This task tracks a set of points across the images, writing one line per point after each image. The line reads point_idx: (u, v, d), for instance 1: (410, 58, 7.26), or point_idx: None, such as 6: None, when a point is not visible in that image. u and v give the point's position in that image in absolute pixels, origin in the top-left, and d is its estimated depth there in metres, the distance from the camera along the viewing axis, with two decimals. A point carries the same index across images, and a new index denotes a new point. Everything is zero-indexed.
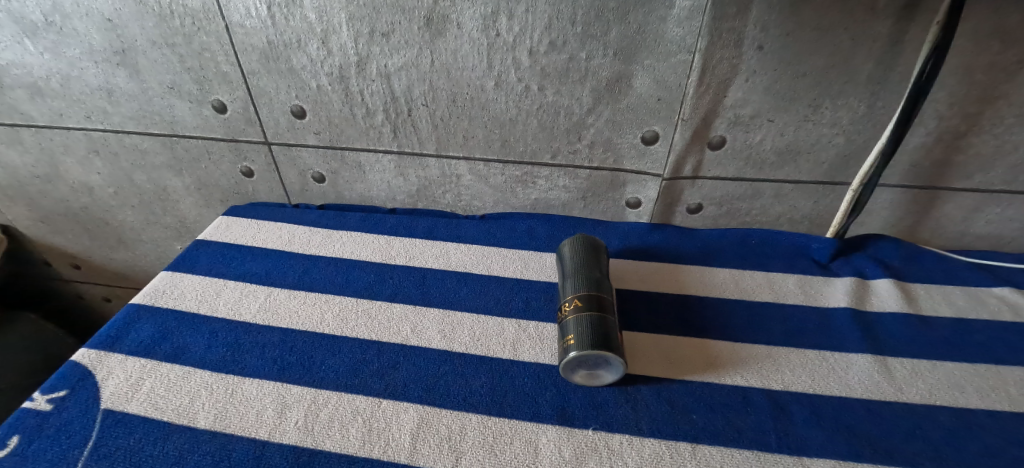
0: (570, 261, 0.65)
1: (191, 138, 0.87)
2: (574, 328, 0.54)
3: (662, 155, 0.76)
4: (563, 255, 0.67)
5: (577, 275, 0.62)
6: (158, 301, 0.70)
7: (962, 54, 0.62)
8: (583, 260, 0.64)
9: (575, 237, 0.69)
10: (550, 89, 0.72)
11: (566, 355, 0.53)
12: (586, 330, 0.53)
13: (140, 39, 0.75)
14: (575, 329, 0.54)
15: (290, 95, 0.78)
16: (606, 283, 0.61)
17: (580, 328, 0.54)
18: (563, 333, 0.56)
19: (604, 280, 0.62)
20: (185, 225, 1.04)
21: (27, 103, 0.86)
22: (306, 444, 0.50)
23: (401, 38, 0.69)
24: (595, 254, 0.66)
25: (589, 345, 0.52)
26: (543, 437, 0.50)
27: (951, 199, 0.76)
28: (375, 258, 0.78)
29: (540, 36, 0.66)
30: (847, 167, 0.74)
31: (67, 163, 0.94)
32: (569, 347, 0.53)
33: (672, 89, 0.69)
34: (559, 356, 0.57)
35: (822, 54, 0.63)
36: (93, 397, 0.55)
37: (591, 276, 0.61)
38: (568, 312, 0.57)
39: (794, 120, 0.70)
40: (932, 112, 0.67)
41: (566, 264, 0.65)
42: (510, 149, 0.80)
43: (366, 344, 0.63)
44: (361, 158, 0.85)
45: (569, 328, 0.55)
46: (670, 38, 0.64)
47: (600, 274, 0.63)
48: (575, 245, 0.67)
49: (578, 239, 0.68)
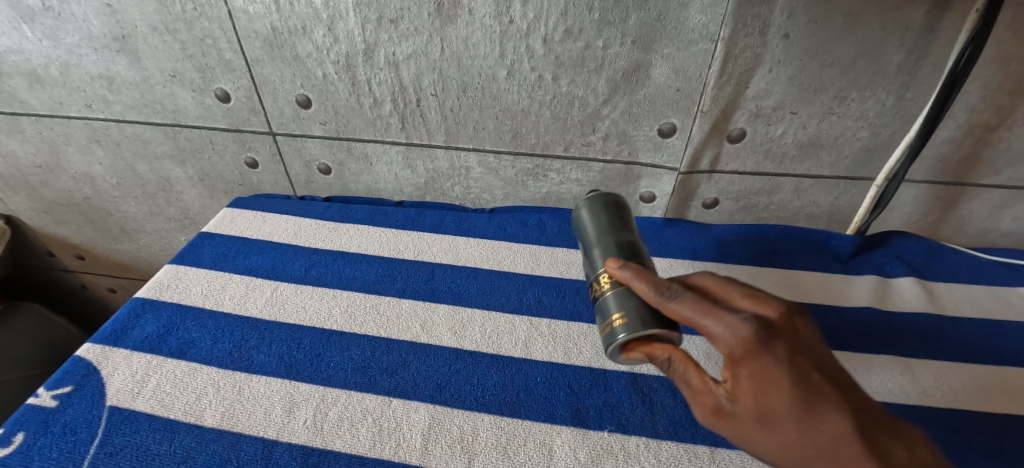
0: (593, 227, 0.55)
1: (193, 128, 0.85)
2: (621, 304, 0.44)
3: (679, 149, 0.74)
4: (583, 220, 0.57)
5: (607, 241, 0.52)
6: (163, 295, 0.69)
7: (999, 44, 0.59)
8: (610, 223, 0.55)
9: (590, 194, 0.60)
10: (564, 79, 0.69)
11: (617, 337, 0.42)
12: (640, 304, 0.43)
13: (140, 25, 0.72)
14: (625, 304, 0.43)
15: (295, 84, 0.76)
16: (642, 246, 0.52)
17: (630, 302, 0.43)
18: (602, 313, 0.46)
19: (638, 243, 0.53)
20: (189, 216, 1.02)
21: (27, 91, 0.84)
22: (315, 443, 0.49)
23: (411, 24, 0.66)
24: (621, 214, 0.57)
25: (646, 322, 0.41)
26: (557, 440, 0.49)
27: (977, 195, 0.74)
28: (383, 253, 0.76)
29: (555, 23, 0.63)
30: (870, 161, 0.72)
31: (68, 153, 0.93)
32: (620, 325, 0.42)
33: (692, 79, 0.66)
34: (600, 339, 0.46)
35: (850, 43, 0.60)
36: (98, 393, 0.55)
37: (625, 241, 0.52)
38: (608, 287, 0.46)
39: (818, 112, 0.67)
40: (963, 105, 0.65)
41: (587, 230, 0.56)
42: (522, 141, 0.78)
43: (375, 341, 0.62)
44: (368, 149, 0.83)
45: (612, 306, 0.44)
46: (691, 26, 0.61)
47: (633, 237, 0.54)
48: (592, 206, 0.57)
49: (595, 198, 0.58)
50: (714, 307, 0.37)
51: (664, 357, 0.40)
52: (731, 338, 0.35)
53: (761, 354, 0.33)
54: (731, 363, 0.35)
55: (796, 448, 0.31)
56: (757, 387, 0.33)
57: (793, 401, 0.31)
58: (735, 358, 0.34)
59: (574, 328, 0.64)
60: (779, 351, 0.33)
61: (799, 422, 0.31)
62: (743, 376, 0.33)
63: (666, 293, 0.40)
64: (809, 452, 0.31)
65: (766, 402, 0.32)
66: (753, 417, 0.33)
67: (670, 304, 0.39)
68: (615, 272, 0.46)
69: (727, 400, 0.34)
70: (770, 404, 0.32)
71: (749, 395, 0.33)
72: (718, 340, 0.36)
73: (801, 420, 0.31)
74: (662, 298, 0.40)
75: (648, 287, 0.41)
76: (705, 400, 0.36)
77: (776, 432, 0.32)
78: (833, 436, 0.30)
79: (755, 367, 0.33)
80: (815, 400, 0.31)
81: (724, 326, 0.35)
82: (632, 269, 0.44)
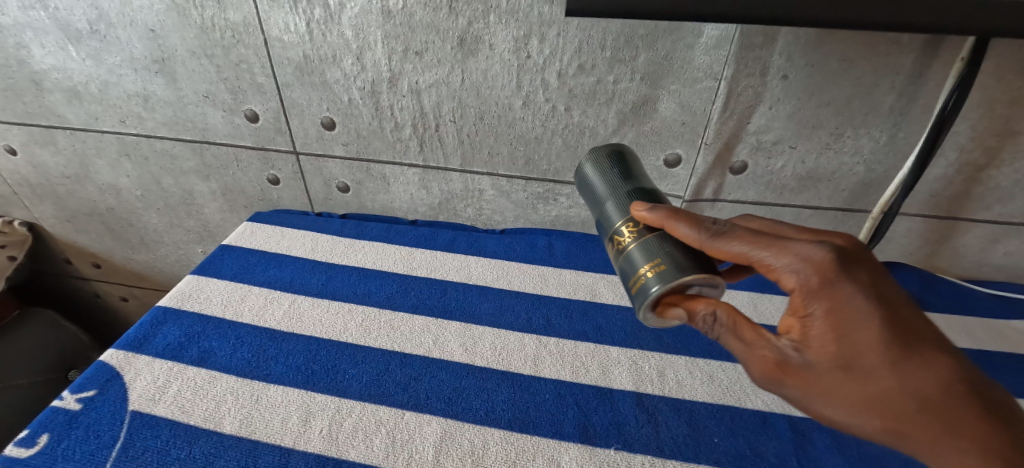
0: (602, 182, 0.51)
1: (221, 145, 0.89)
2: (649, 254, 0.41)
3: (684, 178, 0.77)
4: (590, 174, 0.53)
5: (620, 194, 0.48)
6: (185, 304, 0.71)
7: (984, 89, 0.63)
8: (619, 174, 0.51)
9: (594, 150, 0.56)
10: (576, 110, 0.73)
11: (651, 288, 0.39)
12: (672, 249, 0.40)
13: (180, 49, 0.77)
14: (659, 253, 0.40)
15: (321, 107, 0.80)
16: (658, 193, 0.49)
17: (659, 250, 0.41)
18: (628, 268, 0.43)
19: (652, 189, 0.49)
20: (208, 229, 1.05)
21: (65, 106, 0.88)
22: (331, 452, 0.50)
23: (434, 56, 0.71)
24: (628, 164, 0.53)
25: (681, 268, 0.39)
26: (566, 456, 0.51)
27: (969, 229, 0.77)
28: (396, 269, 0.79)
29: (570, 59, 0.68)
30: (866, 195, 0.75)
31: (97, 165, 0.97)
32: (651, 277, 0.40)
33: (697, 114, 0.70)
34: (629, 294, 0.43)
35: (845, 85, 0.64)
36: (121, 397, 0.56)
37: (638, 190, 0.48)
38: (631, 239, 0.43)
39: (816, 148, 0.71)
40: (953, 144, 0.68)
41: (597, 187, 0.51)
42: (534, 167, 0.81)
43: (390, 354, 0.64)
44: (386, 170, 0.87)
45: (638, 259, 0.42)
46: (696, 65, 0.66)
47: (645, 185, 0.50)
48: (597, 162, 0.53)
49: (599, 151, 0.54)
50: (777, 240, 0.36)
51: (706, 312, 0.38)
52: (806, 270, 0.34)
53: (843, 291, 0.33)
54: (807, 306, 0.34)
55: (889, 393, 0.32)
56: (841, 331, 0.33)
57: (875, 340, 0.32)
58: (811, 293, 0.34)
59: (581, 347, 0.66)
60: (855, 285, 0.34)
61: (893, 368, 0.32)
62: (819, 315, 0.34)
63: (713, 232, 0.38)
64: (906, 400, 0.32)
65: (857, 347, 0.33)
66: (834, 361, 0.33)
67: (720, 242, 0.37)
68: (642, 218, 0.43)
69: (795, 351, 0.35)
70: (852, 343, 0.33)
71: (836, 341, 0.33)
72: (787, 276, 0.35)
73: (889, 361, 0.32)
74: (709, 237, 0.38)
75: (690, 228, 0.38)
76: (767, 354, 0.36)
77: (867, 381, 0.32)
78: (922, 377, 0.32)
79: (834, 303, 0.33)
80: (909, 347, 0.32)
81: (796, 262, 0.34)
82: (664, 211, 0.41)
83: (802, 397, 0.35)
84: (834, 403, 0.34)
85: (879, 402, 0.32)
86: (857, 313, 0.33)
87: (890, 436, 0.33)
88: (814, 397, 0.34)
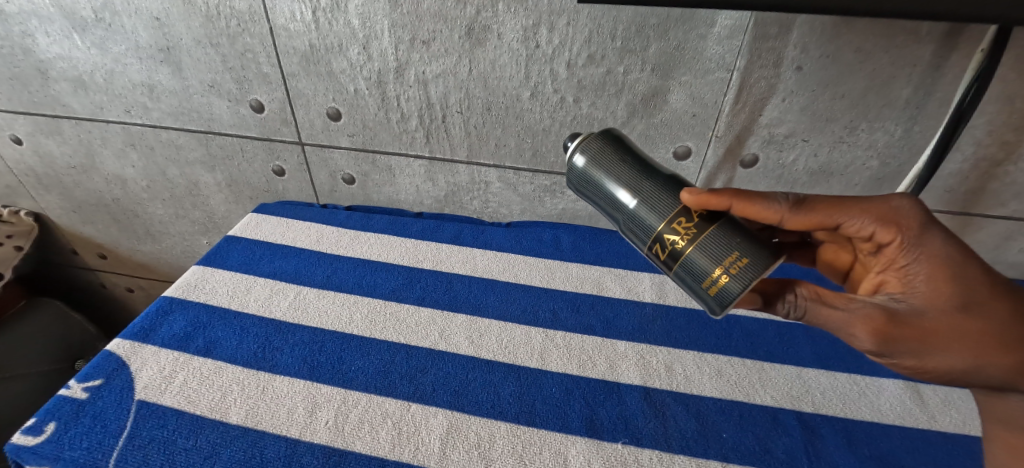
0: (614, 181, 0.45)
1: (226, 136, 0.89)
2: (717, 252, 0.40)
3: (693, 171, 0.76)
4: (597, 174, 0.47)
5: (643, 191, 0.44)
6: (190, 295, 0.71)
7: (1003, 82, 0.61)
8: (630, 168, 0.46)
9: (586, 140, 0.49)
10: (585, 101, 0.72)
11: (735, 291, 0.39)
12: (742, 240, 0.40)
13: (185, 38, 0.77)
14: (727, 251, 0.39)
15: (327, 98, 0.79)
16: (676, 176, 0.46)
17: (727, 244, 0.40)
18: (689, 271, 0.41)
19: (668, 172, 0.46)
20: (214, 220, 1.05)
21: (70, 95, 0.88)
22: (337, 444, 0.50)
23: (441, 46, 0.70)
24: (628, 149, 0.47)
25: (760, 258, 0.38)
26: (573, 450, 0.50)
27: (984, 226, 0.76)
28: (402, 262, 0.79)
29: (579, 48, 0.67)
30: (879, 190, 0.74)
31: (103, 155, 0.97)
32: (731, 278, 0.39)
33: (708, 106, 0.69)
34: (700, 295, 0.42)
35: (861, 77, 0.63)
36: (128, 387, 0.56)
37: (659, 183, 0.44)
38: (688, 241, 0.41)
39: (828, 141, 0.70)
40: (970, 138, 0.67)
41: (609, 188, 0.46)
42: (541, 160, 0.81)
43: (395, 346, 0.63)
44: (392, 162, 0.86)
45: (705, 261, 0.40)
46: (709, 55, 0.64)
47: (659, 171, 0.46)
48: (598, 157, 0.47)
49: (594, 143, 0.48)
50: (857, 200, 0.40)
51: (791, 296, 0.41)
52: (900, 220, 0.38)
53: (933, 236, 0.37)
54: (904, 255, 0.37)
55: (999, 320, 0.35)
56: (945, 273, 0.36)
57: (972, 275, 0.36)
58: (911, 242, 0.37)
59: (588, 341, 0.65)
60: (938, 232, 0.38)
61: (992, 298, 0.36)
62: (923, 260, 0.37)
63: (790, 203, 0.40)
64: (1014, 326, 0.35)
65: (961, 286, 0.36)
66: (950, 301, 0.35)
67: (799, 210, 0.40)
68: (706, 203, 0.40)
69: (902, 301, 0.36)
70: (960, 280, 0.36)
71: (944, 282, 0.36)
72: (880, 231, 0.38)
73: (987, 292, 0.36)
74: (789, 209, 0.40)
75: (764, 203, 0.40)
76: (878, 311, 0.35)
77: (976, 317, 0.35)
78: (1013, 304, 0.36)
79: (932, 247, 0.37)
80: (996, 281, 0.37)
81: (887, 214, 0.38)
82: (729, 193, 0.40)
83: (918, 354, 0.35)
84: (948, 347, 0.35)
85: (992, 336, 0.35)
86: (951, 253, 0.37)
87: (1005, 367, 0.35)
88: (932, 348, 0.35)
